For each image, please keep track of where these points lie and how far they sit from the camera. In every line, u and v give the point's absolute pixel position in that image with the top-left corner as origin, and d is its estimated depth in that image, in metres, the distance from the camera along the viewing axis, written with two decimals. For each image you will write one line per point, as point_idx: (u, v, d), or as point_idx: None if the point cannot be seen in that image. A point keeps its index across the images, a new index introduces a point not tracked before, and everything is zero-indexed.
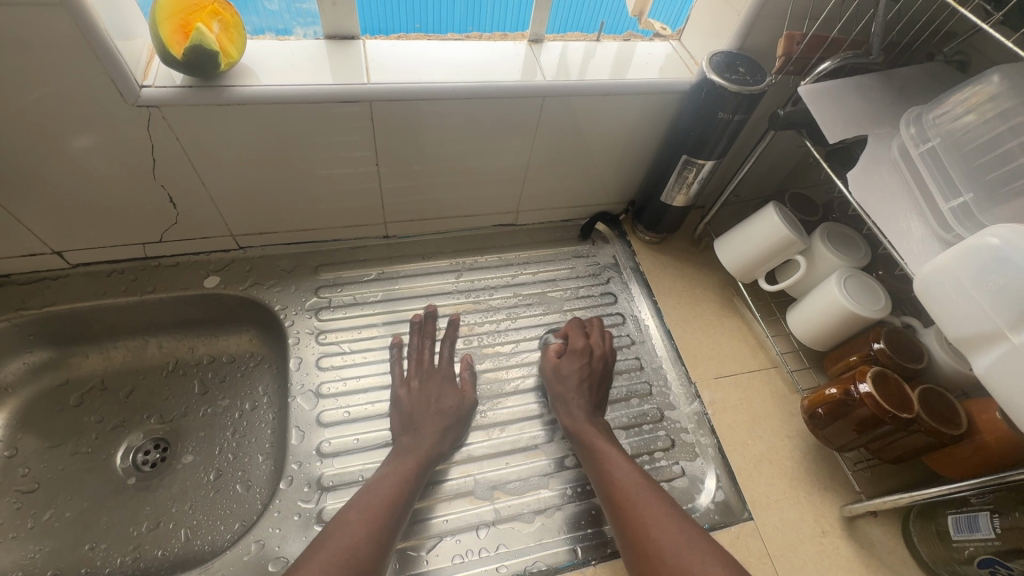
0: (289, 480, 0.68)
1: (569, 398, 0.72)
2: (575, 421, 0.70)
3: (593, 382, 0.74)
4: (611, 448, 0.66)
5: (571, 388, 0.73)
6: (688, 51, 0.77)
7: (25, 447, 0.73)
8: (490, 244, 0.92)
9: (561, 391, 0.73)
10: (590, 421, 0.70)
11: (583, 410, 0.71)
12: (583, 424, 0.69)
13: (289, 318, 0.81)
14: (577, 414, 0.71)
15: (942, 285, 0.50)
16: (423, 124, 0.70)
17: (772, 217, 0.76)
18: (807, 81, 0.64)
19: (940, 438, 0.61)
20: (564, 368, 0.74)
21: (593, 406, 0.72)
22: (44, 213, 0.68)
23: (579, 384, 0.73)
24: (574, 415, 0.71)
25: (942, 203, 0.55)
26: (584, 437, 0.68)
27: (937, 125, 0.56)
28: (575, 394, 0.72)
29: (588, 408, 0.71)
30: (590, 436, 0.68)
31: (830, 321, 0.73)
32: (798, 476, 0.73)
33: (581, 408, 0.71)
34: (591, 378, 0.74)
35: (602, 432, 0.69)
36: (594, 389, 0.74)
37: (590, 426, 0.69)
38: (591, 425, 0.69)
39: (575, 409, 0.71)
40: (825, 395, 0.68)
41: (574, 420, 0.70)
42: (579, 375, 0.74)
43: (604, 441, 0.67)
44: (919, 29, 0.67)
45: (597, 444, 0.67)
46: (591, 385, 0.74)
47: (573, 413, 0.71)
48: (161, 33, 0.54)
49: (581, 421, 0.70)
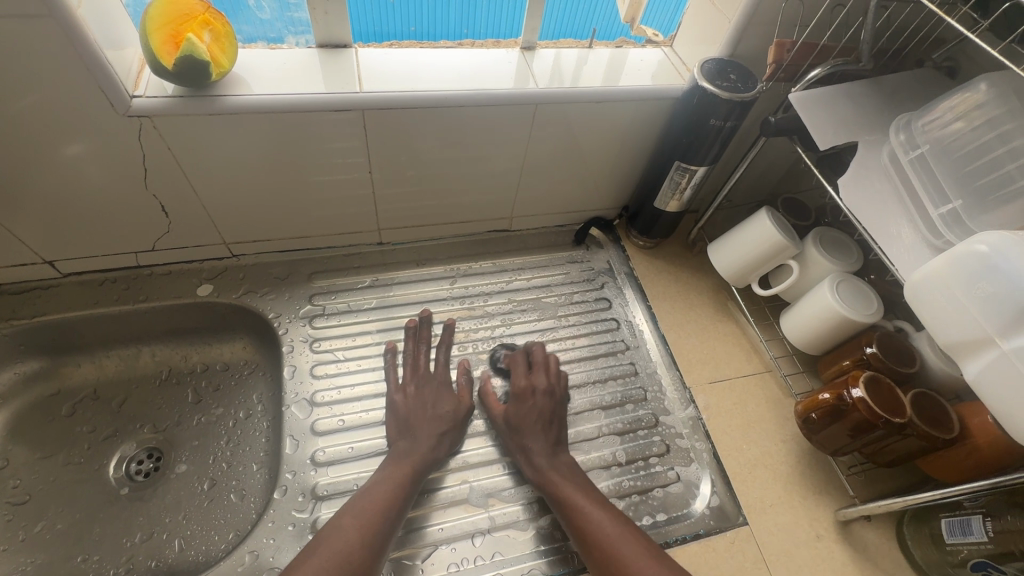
0: (284, 490, 0.68)
1: (528, 446, 0.69)
2: (538, 472, 0.67)
3: (548, 423, 0.71)
4: (582, 496, 0.64)
5: (527, 432, 0.70)
6: (680, 57, 0.78)
7: (16, 458, 0.73)
8: (484, 250, 0.92)
9: (518, 440, 0.70)
10: (553, 466, 0.67)
11: (545, 456, 0.68)
12: (547, 473, 0.66)
13: (283, 326, 0.80)
14: (539, 462, 0.68)
15: (932, 293, 0.50)
16: (416, 131, 0.70)
17: (764, 223, 0.76)
18: (797, 88, 0.64)
19: (932, 442, 0.62)
20: (513, 414, 0.71)
21: (553, 449, 0.69)
22: (34, 222, 0.67)
23: (534, 430, 0.70)
24: (536, 463, 0.68)
25: (931, 208, 0.55)
26: (551, 487, 0.65)
27: (926, 132, 0.56)
28: (533, 441, 0.69)
29: (549, 453, 0.68)
30: (558, 486, 0.65)
31: (823, 325, 0.74)
32: (793, 480, 0.73)
33: (541, 455, 0.68)
34: (548, 420, 0.71)
35: (568, 477, 0.66)
36: (551, 431, 0.70)
37: (555, 472, 0.66)
38: (555, 471, 0.67)
39: (536, 458, 0.68)
40: (818, 400, 0.68)
41: (536, 469, 0.67)
42: (529, 419, 0.70)
43: (573, 489, 0.64)
44: (908, 36, 0.68)
45: (564, 494, 0.64)
46: (548, 429, 0.70)
47: (535, 463, 0.68)
48: (151, 43, 0.54)
49: (545, 470, 0.67)
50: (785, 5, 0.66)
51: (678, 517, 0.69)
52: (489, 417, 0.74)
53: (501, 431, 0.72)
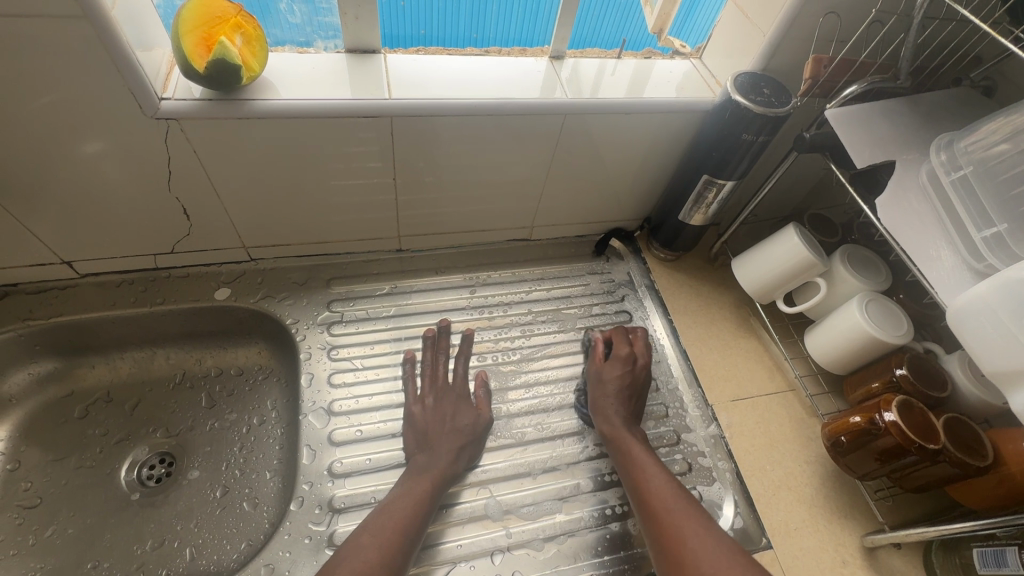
0: (300, 502, 0.66)
1: (607, 403, 0.72)
2: (614, 428, 0.70)
3: (633, 388, 0.74)
4: (649, 457, 0.66)
5: (612, 392, 0.73)
6: (709, 69, 0.77)
7: (28, 460, 0.72)
8: (504, 260, 0.91)
9: (600, 397, 0.73)
10: (628, 428, 0.70)
11: (621, 418, 0.71)
12: (621, 432, 0.69)
13: (300, 333, 0.79)
14: (615, 419, 0.71)
15: (978, 317, 0.49)
16: (441, 139, 0.70)
17: (793, 239, 0.74)
18: (832, 105, 0.64)
19: (966, 470, 0.60)
20: (606, 374, 0.74)
21: (632, 415, 0.72)
22: (53, 221, 0.66)
23: (622, 391, 0.73)
24: (612, 420, 0.71)
25: (974, 231, 0.53)
26: (621, 444, 0.68)
27: (969, 152, 0.55)
28: (616, 402, 0.72)
29: (627, 416, 0.71)
30: (628, 443, 0.68)
31: (851, 346, 0.72)
32: (817, 503, 0.71)
33: (619, 416, 0.71)
34: (629, 388, 0.73)
35: (639, 438, 0.69)
36: (633, 398, 0.73)
37: (627, 433, 0.69)
38: (628, 432, 0.69)
39: (614, 418, 0.71)
40: (848, 422, 0.67)
41: (611, 426, 0.70)
42: (620, 381, 0.73)
43: (643, 450, 0.67)
44: (947, 54, 0.66)
45: (633, 452, 0.67)
46: (630, 394, 0.73)
47: (610, 420, 0.71)
48: (184, 45, 0.54)
49: (620, 428, 0.70)
50: (822, 20, 0.65)
51: None
52: (585, 375, 0.78)
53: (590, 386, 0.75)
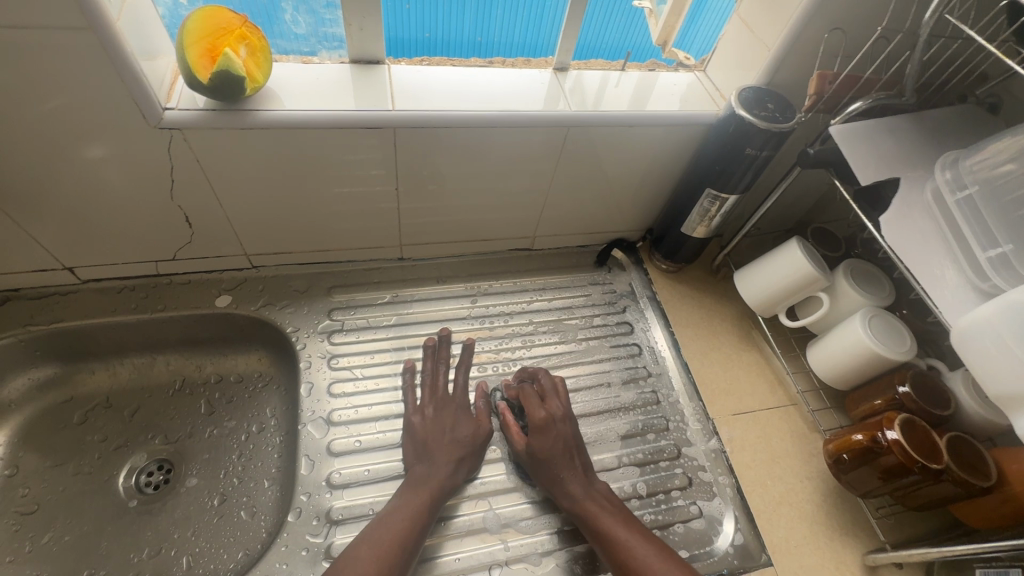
0: (297, 513, 0.66)
1: (558, 478, 0.66)
2: (574, 503, 0.64)
3: (575, 452, 0.67)
4: (623, 529, 0.61)
5: (556, 465, 0.66)
6: (713, 82, 0.77)
7: (26, 466, 0.72)
8: (506, 269, 0.91)
9: (547, 475, 0.66)
10: (589, 494, 0.64)
11: (577, 486, 0.65)
12: (583, 504, 0.64)
13: (301, 341, 0.79)
14: (573, 491, 0.65)
15: (982, 338, 0.49)
16: (444, 150, 0.70)
17: (795, 253, 0.74)
18: (837, 121, 0.64)
19: (969, 489, 0.60)
20: (536, 448, 0.67)
21: (585, 479, 0.66)
22: (55, 228, 0.66)
23: (561, 460, 0.66)
24: (569, 493, 0.65)
25: (978, 251, 0.53)
26: (588, 518, 0.63)
27: (974, 172, 0.55)
28: (565, 472, 0.66)
29: (582, 483, 0.65)
30: (594, 516, 0.63)
31: (853, 362, 0.72)
32: (818, 519, 0.71)
33: (576, 484, 0.65)
34: (570, 451, 0.67)
35: (604, 506, 0.64)
36: (578, 461, 0.67)
37: (591, 501, 0.64)
38: (591, 500, 0.64)
39: (571, 491, 0.65)
40: (850, 440, 0.66)
41: (571, 500, 0.64)
42: (558, 449, 0.67)
43: (613, 521, 0.62)
44: (953, 71, 0.66)
45: (603, 525, 0.62)
46: (571, 458, 0.67)
47: (569, 495, 0.65)
48: (188, 57, 0.54)
49: (581, 500, 0.64)
50: (827, 35, 0.65)
51: (700, 556, 0.67)
52: (512, 450, 0.71)
53: (526, 463, 0.69)
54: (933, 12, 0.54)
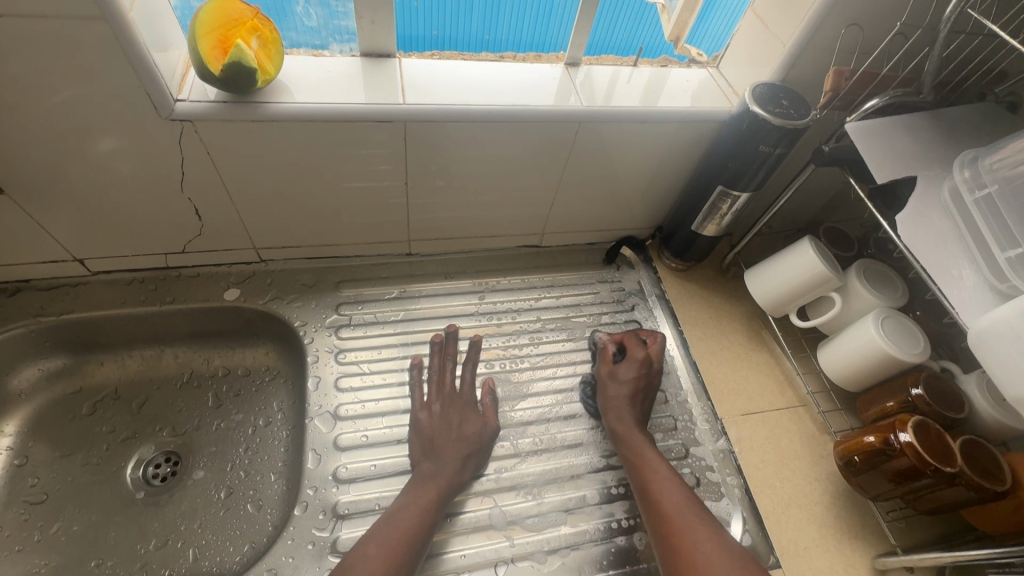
0: (304, 507, 0.66)
1: (619, 406, 0.72)
2: (625, 429, 0.70)
3: (645, 389, 0.74)
4: (659, 462, 0.67)
5: (626, 393, 0.73)
6: (726, 79, 0.76)
7: (36, 456, 0.72)
8: (514, 266, 0.91)
9: (613, 399, 0.73)
10: (638, 429, 0.70)
11: (632, 420, 0.71)
12: (633, 432, 0.70)
13: (308, 335, 0.79)
14: (626, 419, 0.71)
15: (1002, 340, 0.48)
16: (454, 145, 0.69)
17: (808, 253, 0.73)
18: (853, 118, 0.63)
19: (982, 493, 0.59)
20: (618, 378, 0.74)
21: (643, 418, 0.72)
22: (66, 219, 0.67)
23: (633, 393, 0.73)
24: (623, 419, 0.71)
25: (997, 251, 0.52)
26: (631, 445, 0.69)
27: (994, 171, 0.54)
28: (630, 402, 0.72)
29: (637, 416, 0.72)
30: (638, 446, 0.68)
31: (866, 363, 0.71)
32: (827, 522, 0.70)
33: (632, 416, 0.71)
34: (642, 387, 0.74)
35: (649, 442, 0.69)
36: (643, 399, 0.73)
37: (638, 434, 0.70)
38: (638, 434, 0.70)
39: (626, 417, 0.71)
40: (862, 442, 0.65)
41: (622, 426, 0.71)
42: (632, 381, 0.74)
43: (653, 454, 0.67)
44: (972, 68, 0.65)
45: (644, 453, 0.68)
46: (640, 395, 0.73)
47: (623, 420, 0.71)
48: (200, 48, 0.54)
49: (632, 429, 0.70)
50: (844, 31, 0.65)
51: None
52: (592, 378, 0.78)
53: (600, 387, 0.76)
54: (954, 7, 0.53)
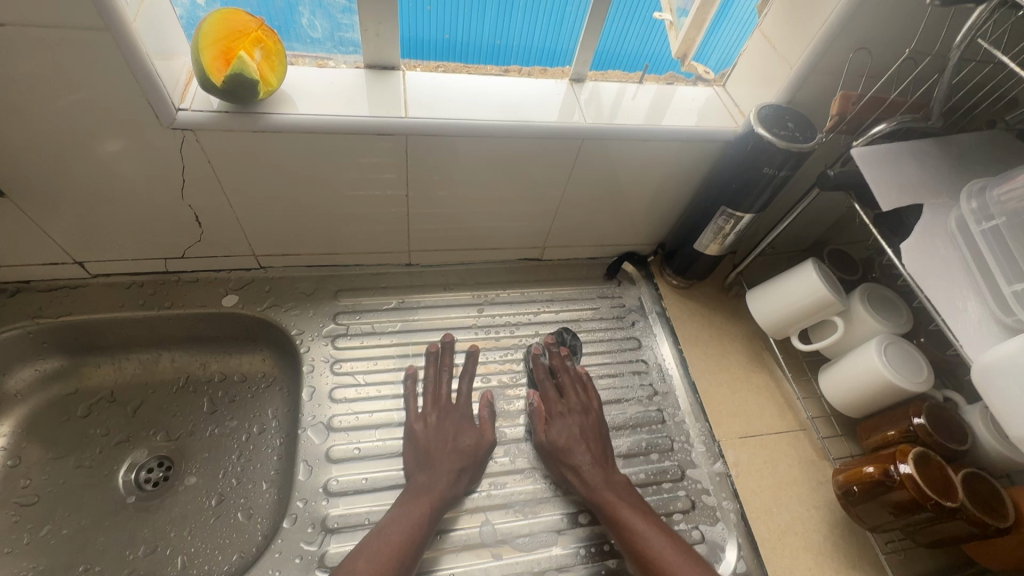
0: (293, 519, 0.65)
1: (574, 469, 0.68)
2: (591, 491, 0.67)
3: (593, 439, 0.71)
4: (638, 517, 0.63)
5: (575, 451, 0.69)
6: (732, 97, 0.75)
7: (29, 457, 0.72)
8: (514, 279, 0.90)
9: (561, 462, 0.69)
10: (607, 484, 0.67)
11: (597, 476, 0.68)
12: (601, 493, 0.66)
13: (305, 344, 0.79)
14: (592, 480, 0.67)
15: (1007, 376, 0.47)
16: (455, 158, 0.69)
17: (811, 275, 0.72)
18: (860, 143, 0.62)
19: (984, 529, 0.57)
20: (554, 437, 0.71)
21: (604, 468, 0.69)
22: (67, 222, 0.67)
23: (579, 448, 0.69)
24: (586, 479, 0.67)
25: (1004, 285, 0.51)
26: (606, 508, 0.65)
27: (1002, 203, 0.53)
28: (583, 459, 0.69)
29: (602, 472, 0.68)
30: (611, 503, 0.65)
31: (867, 389, 0.70)
32: (825, 551, 0.69)
33: (593, 473, 0.68)
34: (587, 439, 0.71)
35: (622, 496, 0.66)
36: (597, 449, 0.70)
37: (608, 491, 0.66)
38: (609, 491, 0.66)
39: (590, 477, 0.67)
40: (861, 472, 0.64)
41: (590, 488, 0.67)
42: (576, 437, 0.71)
43: (626, 508, 0.64)
44: (982, 95, 0.64)
45: (622, 515, 0.64)
46: (590, 446, 0.70)
47: (587, 483, 0.67)
48: (202, 59, 0.54)
49: (598, 490, 0.66)
50: (853, 55, 0.64)
51: None
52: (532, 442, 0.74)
53: (545, 454, 0.71)
54: (964, 36, 0.53)
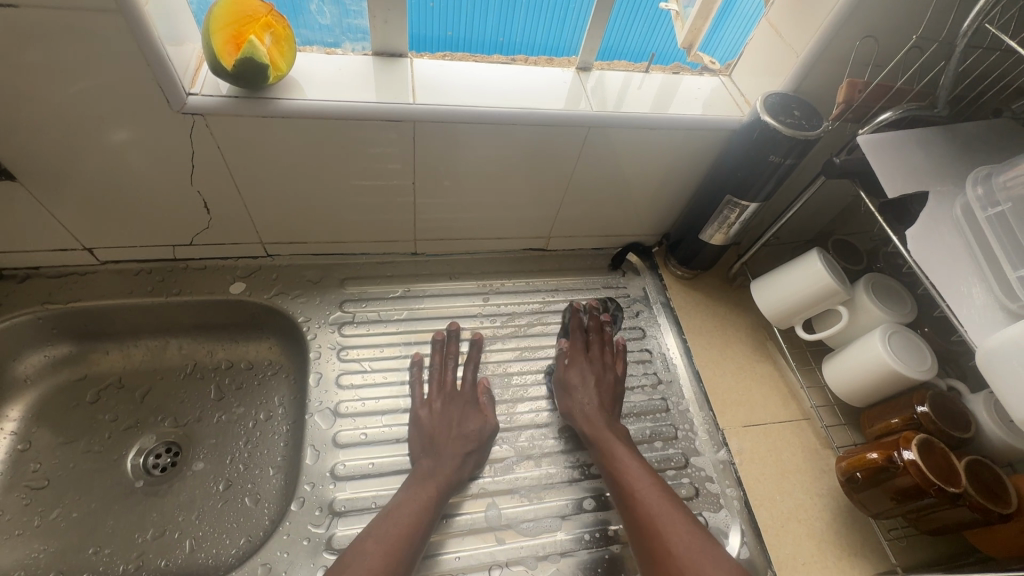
0: (301, 502, 0.66)
1: (583, 405, 0.72)
2: (592, 426, 0.70)
3: (605, 387, 0.74)
4: (628, 454, 0.67)
5: (587, 389, 0.74)
6: (738, 87, 0.75)
7: (39, 442, 0.73)
8: (518, 269, 0.90)
9: (573, 398, 0.73)
10: (608, 425, 0.70)
11: (602, 417, 0.71)
12: (600, 430, 0.70)
13: (311, 331, 0.79)
14: (593, 417, 0.71)
15: (1011, 360, 0.47)
16: (461, 146, 0.69)
17: (815, 264, 0.73)
18: (866, 131, 0.62)
19: (986, 515, 0.58)
20: (572, 379, 0.75)
21: (611, 412, 0.72)
22: (77, 209, 0.67)
23: (591, 389, 0.74)
24: (591, 417, 0.71)
25: (1009, 270, 0.51)
26: (601, 444, 0.69)
27: (1007, 189, 0.53)
28: (591, 398, 0.73)
29: (605, 414, 0.72)
30: (604, 439, 0.69)
31: (871, 377, 0.70)
32: (828, 538, 0.69)
33: (599, 412, 0.72)
34: (599, 384, 0.74)
35: (618, 436, 0.70)
36: (609, 395, 0.74)
37: (607, 430, 0.70)
38: (608, 430, 0.70)
39: (593, 415, 0.71)
40: (865, 458, 0.64)
41: (589, 424, 0.71)
42: (589, 382, 0.74)
43: (618, 445, 0.68)
44: (989, 84, 0.64)
45: (614, 451, 0.68)
46: (602, 390, 0.74)
47: (589, 418, 0.71)
48: (213, 43, 0.54)
49: (597, 425, 0.70)
50: (859, 43, 0.64)
51: None
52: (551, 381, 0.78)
53: (557, 391, 0.76)
54: (971, 22, 0.53)
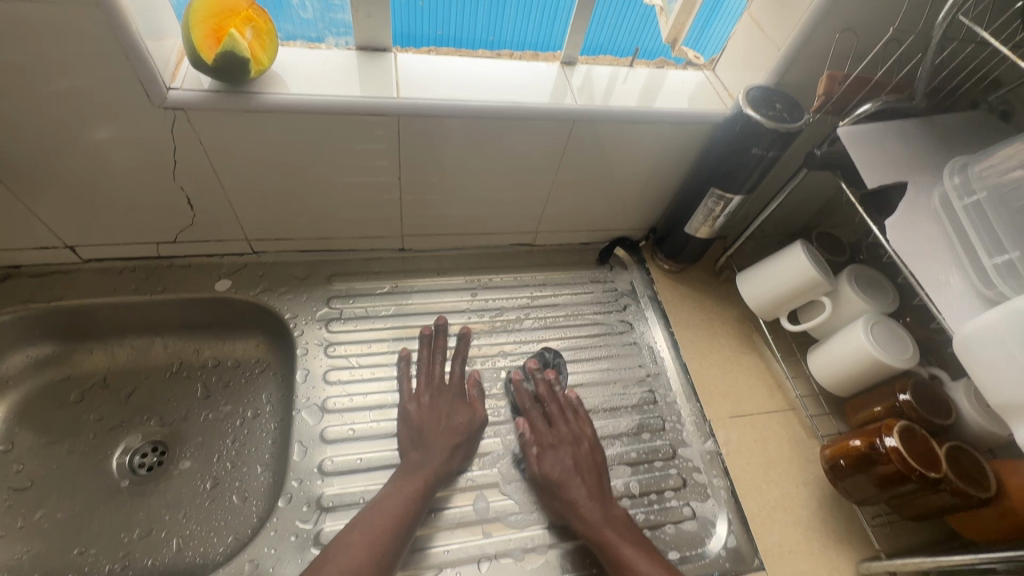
0: (288, 498, 0.66)
1: (570, 503, 0.64)
2: (591, 527, 0.62)
3: (587, 473, 0.67)
4: (639, 554, 0.60)
5: (570, 481, 0.65)
6: (722, 81, 0.76)
7: (22, 443, 0.72)
8: (506, 264, 0.91)
9: (555, 493, 0.65)
10: (606, 519, 0.63)
11: (596, 512, 0.63)
12: (600, 530, 0.62)
13: (299, 327, 0.79)
14: (590, 516, 0.63)
15: (987, 346, 0.48)
16: (447, 141, 0.69)
17: (799, 257, 0.73)
18: (846, 123, 0.63)
19: (967, 500, 0.59)
20: (549, 469, 0.67)
21: (603, 503, 0.65)
22: (57, 206, 0.66)
23: (574, 480, 0.66)
24: (585, 516, 0.63)
25: (985, 258, 0.52)
26: (606, 546, 0.61)
27: (983, 178, 0.54)
28: (581, 492, 0.65)
29: (600, 507, 0.64)
30: (608, 540, 0.61)
31: (854, 366, 0.71)
32: (813, 525, 0.70)
33: (593, 508, 0.64)
34: (580, 471, 0.67)
35: (620, 532, 0.62)
36: (598, 485, 0.66)
37: (606, 526, 0.62)
38: (608, 526, 0.62)
39: (588, 514, 0.63)
40: (848, 446, 0.65)
41: (587, 526, 0.63)
42: (570, 470, 0.66)
43: (625, 544, 0.61)
44: (965, 75, 0.65)
45: (624, 555, 0.60)
46: (591, 484, 0.66)
47: (584, 519, 0.63)
48: (193, 37, 0.54)
49: (597, 527, 0.62)
50: (838, 36, 0.65)
51: (692, 557, 0.66)
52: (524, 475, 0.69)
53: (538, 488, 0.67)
54: (946, 14, 0.54)
